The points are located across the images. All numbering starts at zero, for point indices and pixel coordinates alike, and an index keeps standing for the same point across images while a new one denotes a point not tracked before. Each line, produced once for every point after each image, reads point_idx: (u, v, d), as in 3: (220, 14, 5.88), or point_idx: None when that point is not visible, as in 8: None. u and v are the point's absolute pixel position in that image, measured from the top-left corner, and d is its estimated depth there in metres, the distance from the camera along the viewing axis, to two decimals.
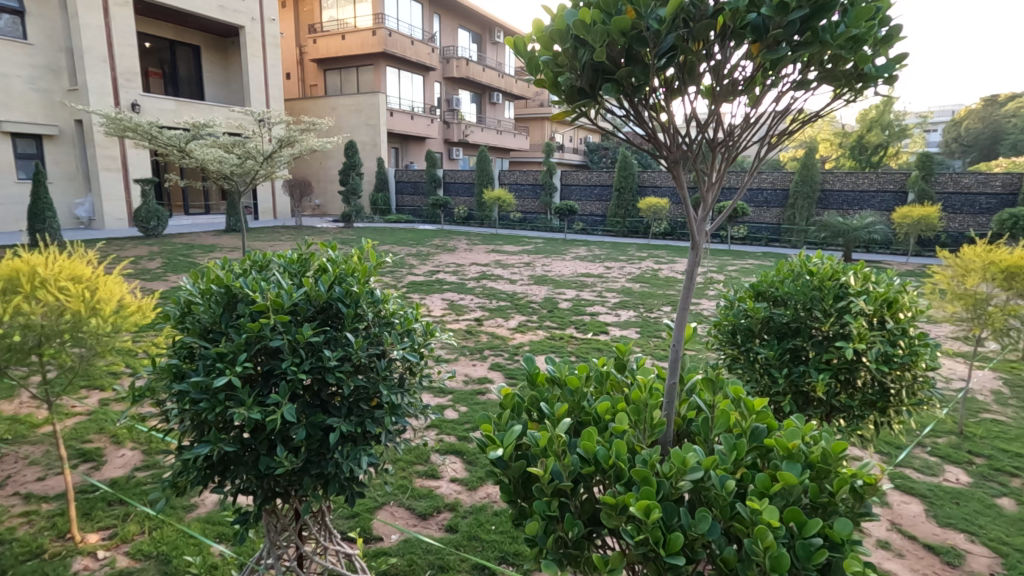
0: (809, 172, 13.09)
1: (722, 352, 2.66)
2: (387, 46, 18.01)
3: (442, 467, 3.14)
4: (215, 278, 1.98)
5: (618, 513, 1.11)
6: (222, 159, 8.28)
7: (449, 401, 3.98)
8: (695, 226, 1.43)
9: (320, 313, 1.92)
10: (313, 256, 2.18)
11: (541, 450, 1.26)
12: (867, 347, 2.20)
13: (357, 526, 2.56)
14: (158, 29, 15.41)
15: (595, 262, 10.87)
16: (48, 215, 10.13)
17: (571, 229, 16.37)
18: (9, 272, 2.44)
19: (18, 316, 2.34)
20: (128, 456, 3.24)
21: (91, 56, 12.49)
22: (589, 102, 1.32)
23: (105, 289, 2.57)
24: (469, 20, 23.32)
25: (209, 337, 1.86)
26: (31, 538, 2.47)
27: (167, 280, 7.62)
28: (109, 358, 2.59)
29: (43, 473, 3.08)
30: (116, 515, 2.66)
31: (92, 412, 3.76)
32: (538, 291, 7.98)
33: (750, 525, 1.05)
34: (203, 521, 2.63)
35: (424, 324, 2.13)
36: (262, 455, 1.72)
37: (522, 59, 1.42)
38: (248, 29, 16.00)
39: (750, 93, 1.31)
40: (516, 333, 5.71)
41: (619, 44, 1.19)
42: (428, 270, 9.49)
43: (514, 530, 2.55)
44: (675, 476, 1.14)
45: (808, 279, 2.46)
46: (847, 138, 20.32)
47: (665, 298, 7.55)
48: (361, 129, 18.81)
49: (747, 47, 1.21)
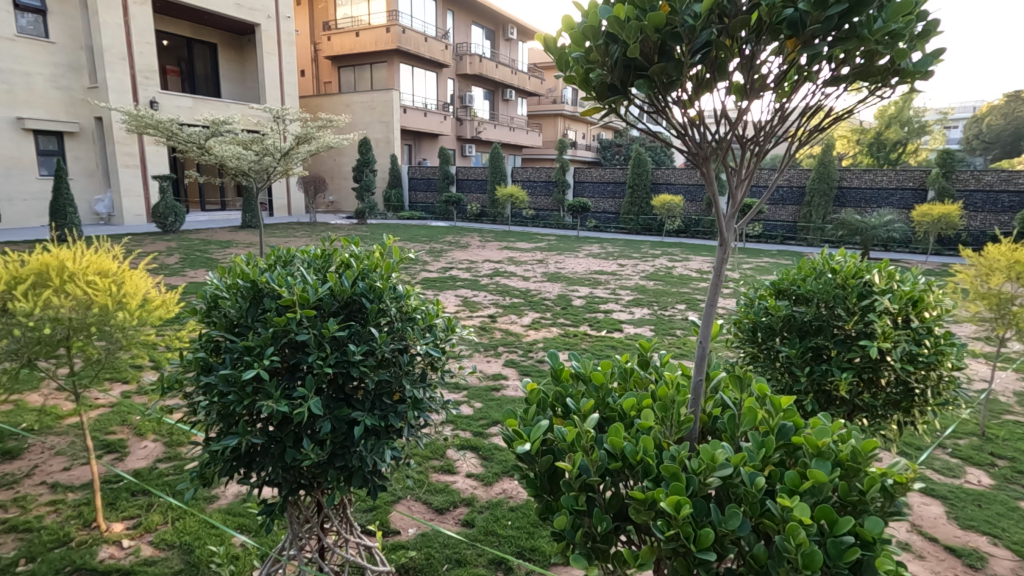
0: (826, 169, 12.91)
1: (742, 350, 2.64)
2: (400, 43, 18.06)
3: (458, 462, 3.17)
4: (241, 273, 2.02)
5: (647, 508, 1.12)
6: (240, 155, 8.39)
7: (465, 397, 4.01)
8: (724, 224, 1.42)
9: (344, 308, 1.94)
10: (336, 251, 2.20)
11: (569, 445, 1.27)
12: (891, 347, 2.18)
13: (375, 519, 2.59)
14: (176, 28, 15.60)
15: (608, 259, 10.82)
16: (69, 211, 10.32)
17: (584, 226, 16.30)
18: (39, 266, 2.51)
19: (48, 310, 2.39)
20: (150, 448, 3.30)
21: (111, 54, 12.67)
22: (619, 99, 1.32)
23: (130, 284, 2.62)
24: (482, 17, 23.30)
25: (235, 331, 1.89)
26: (58, 526, 2.53)
27: (185, 275, 7.73)
28: (132, 351, 2.62)
29: (69, 463, 3.14)
30: (140, 505, 2.72)
31: (115, 404, 3.84)
32: (551, 288, 7.98)
33: (780, 522, 1.06)
34: (224, 512, 2.67)
35: (445, 319, 2.13)
36: (288, 447, 1.74)
37: (552, 56, 1.43)
38: (264, 27, 16.14)
39: (780, 90, 1.30)
40: (529, 330, 5.73)
41: (653, 39, 1.19)
42: (441, 266, 9.53)
43: (531, 526, 2.56)
44: (704, 472, 1.14)
45: (831, 278, 2.44)
46: (865, 134, 20.01)
47: (678, 296, 7.51)
48: (375, 126, 18.89)
49: (780, 43, 1.21)
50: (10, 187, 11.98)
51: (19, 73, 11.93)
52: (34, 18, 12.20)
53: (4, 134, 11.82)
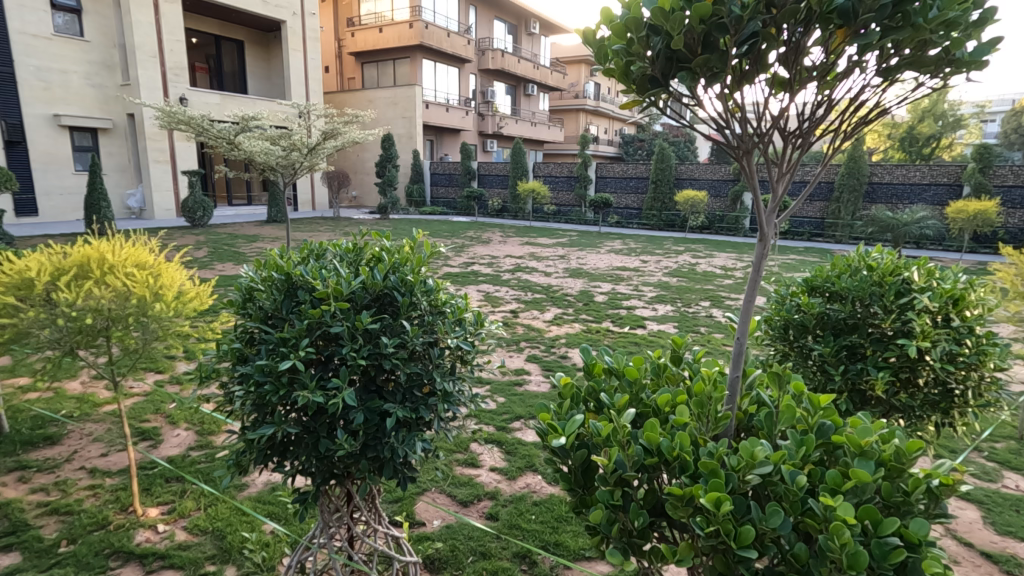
0: (856, 164, 12.57)
1: (772, 348, 2.60)
2: (423, 39, 18.12)
3: (482, 456, 3.18)
4: (275, 266, 2.05)
5: (685, 504, 1.12)
6: (267, 150, 8.51)
7: (488, 391, 4.02)
8: (765, 219, 1.40)
9: (376, 301, 1.96)
10: (367, 245, 2.22)
11: (605, 440, 1.28)
12: (931, 346, 2.12)
13: (401, 511, 2.62)
14: (204, 25, 15.87)
15: (630, 255, 10.74)
16: (103, 205, 10.60)
17: (606, 222, 16.20)
18: (80, 258, 2.60)
19: (89, 301, 2.45)
20: (182, 436, 3.39)
21: (142, 52, 12.97)
22: (659, 91, 1.31)
23: (166, 276, 2.68)
24: (505, 11, 23.21)
25: (270, 323, 1.92)
26: (97, 510, 2.62)
27: (215, 268, 7.92)
28: (167, 342, 2.70)
29: (106, 449, 3.25)
30: (174, 492, 2.79)
31: (150, 393, 3.95)
32: (572, 283, 7.95)
33: (822, 521, 1.04)
34: (255, 500, 2.73)
35: (475, 313, 2.14)
36: (323, 438, 1.77)
37: (591, 49, 1.43)
38: (290, 24, 16.33)
39: (824, 82, 1.28)
40: (552, 325, 5.72)
41: (697, 30, 1.17)
42: (464, 262, 9.57)
43: (556, 521, 2.56)
44: (744, 469, 1.13)
45: (867, 274, 2.39)
46: (897, 128, 19.46)
47: (702, 292, 7.42)
48: (398, 121, 19.02)
49: (829, 33, 1.18)
50: (47, 182, 12.37)
51: (55, 71, 12.28)
52: (70, 18, 12.55)
53: (41, 130, 12.17)
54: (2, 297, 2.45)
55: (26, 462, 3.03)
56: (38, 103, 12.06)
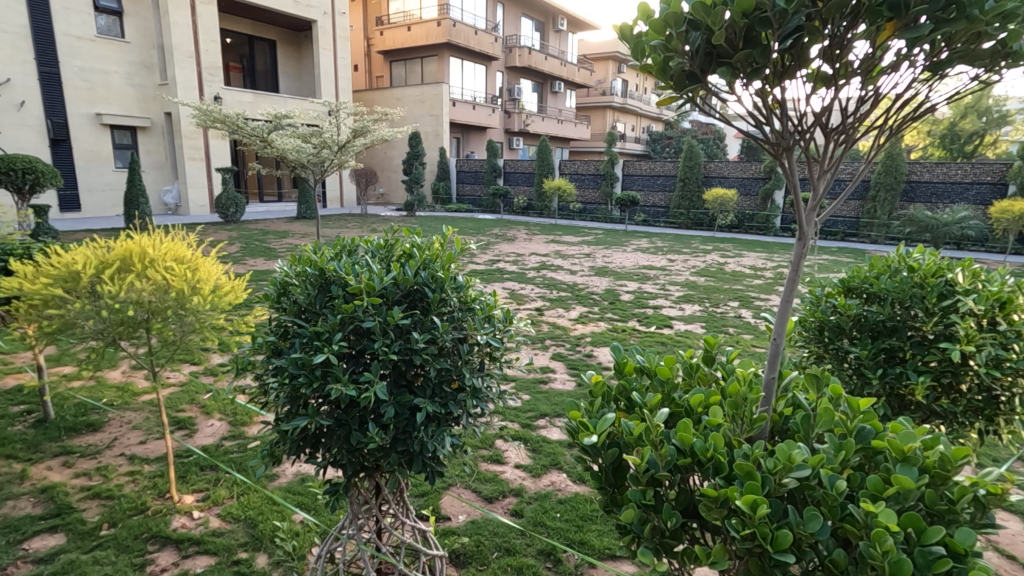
0: (894, 162, 12.17)
1: (807, 350, 2.54)
2: (450, 37, 18.23)
3: (506, 453, 3.20)
4: (310, 261, 2.09)
5: (719, 506, 1.10)
6: (299, 148, 8.67)
7: (513, 388, 4.03)
8: (805, 217, 1.37)
9: (406, 296, 1.97)
10: (398, 241, 2.25)
11: (636, 439, 1.26)
12: (975, 350, 2.04)
13: (427, 504, 2.64)
14: (238, 25, 16.25)
15: (657, 254, 10.60)
16: (141, 201, 10.96)
17: (632, 220, 16.04)
18: (123, 252, 2.69)
19: (130, 293, 2.53)
20: (216, 426, 3.48)
21: (180, 52, 13.34)
22: (697, 86, 1.30)
23: (203, 270, 2.77)
24: (532, 9, 23.18)
25: (303, 316, 1.96)
26: (136, 495, 2.72)
27: (247, 263, 8.10)
28: (203, 334, 2.77)
29: (144, 437, 3.36)
30: (208, 480, 2.88)
31: (185, 384, 4.07)
32: (598, 282, 7.89)
33: (864, 528, 1.02)
34: (285, 490, 2.79)
35: (503, 310, 2.15)
36: (354, 431, 1.80)
37: (627, 44, 1.43)
38: (320, 23, 16.57)
39: (869, 76, 1.25)
40: (577, 324, 5.69)
41: (739, 24, 1.15)
42: (489, 259, 9.60)
43: (581, 520, 2.54)
44: (780, 472, 1.11)
45: (908, 276, 2.32)
46: (937, 125, 18.80)
47: (731, 292, 7.30)
48: (425, 119, 19.16)
49: (878, 27, 1.15)
50: (89, 179, 12.83)
51: (97, 71, 12.71)
52: (112, 19, 12.97)
53: (84, 129, 12.61)
54: (51, 289, 2.55)
55: (70, 448, 3.16)
56: (81, 102, 12.49)
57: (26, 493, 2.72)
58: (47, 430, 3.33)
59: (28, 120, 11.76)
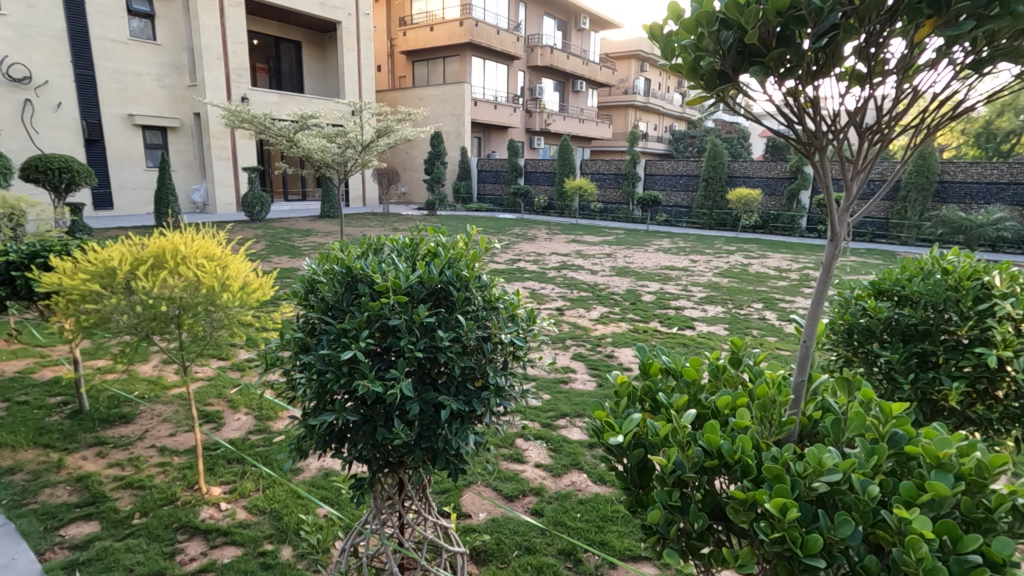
0: (926, 162, 11.85)
1: (835, 353, 2.49)
2: (472, 37, 18.30)
3: (527, 452, 3.21)
4: (337, 259, 2.12)
5: (747, 509, 1.10)
6: (324, 147, 8.80)
7: (533, 388, 4.04)
8: (837, 219, 1.35)
9: (431, 295, 1.99)
10: (423, 239, 2.28)
11: (663, 440, 1.26)
12: (1012, 356, 1.98)
13: (449, 501, 2.66)
14: (265, 27, 16.56)
15: (679, 255, 10.49)
16: (171, 200, 11.23)
17: (654, 220, 15.91)
18: (156, 250, 2.77)
19: (164, 289, 2.61)
20: (242, 420, 3.56)
21: (209, 54, 13.65)
22: (728, 86, 1.29)
23: (232, 268, 2.84)
24: (554, 8, 23.14)
25: (330, 314, 1.99)
26: (166, 486, 2.80)
27: (272, 261, 8.24)
28: (231, 330, 2.83)
29: (174, 429, 3.45)
30: (235, 472, 2.94)
31: (212, 378, 4.17)
32: (619, 282, 7.84)
33: (897, 534, 1.00)
34: (309, 484, 2.83)
35: (527, 310, 2.16)
36: (380, 426, 1.82)
37: (657, 45, 1.43)
38: (345, 24, 16.77)
39: (906, 75, 1.23)
40: (598, 324, 5.68)
41: (773, 23, 1.14)
42: (510, 258, 9.61)
43: (602, 521, 2.54)
44: (810, 476, 1.10)
45: (941, 278, 2.26)
46: (971, 124, 18.26)
47: (755, 294, 7.18)
48: (447, 119, 19.26)
49: (915, 26, 1.14)
50: (121, 178, 13.19)
51: (130, 73, 13.05)
52: (145, 22, 13.33)
53: (117, 129, 12.98)
54: (88, 285, 2.62)
55: (104, 439, 3.26)
56: (115, 103, 12.84)
57: (62, 481, 2.82)
58: (82, 421, 3.44)
59: (65, 120, 12.15)
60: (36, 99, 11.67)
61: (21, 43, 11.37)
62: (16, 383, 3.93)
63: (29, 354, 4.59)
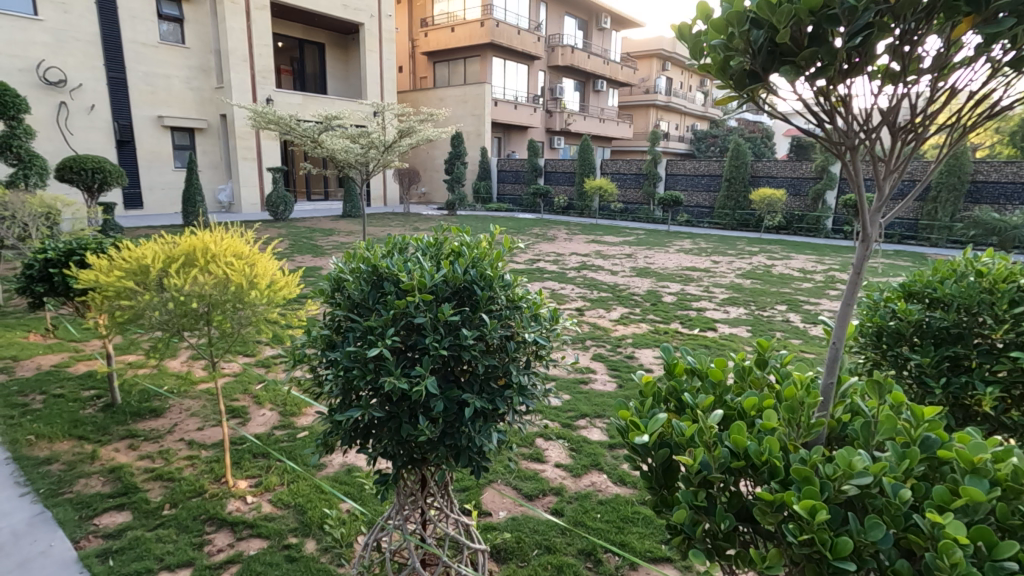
0: (959, 161, 11.54)
1: (863, 356, 2.44)
2: (493, 37, 18.36)
3: (547, 451, 3.21)
4: (363, 258, 2.15)
5: (775, 511, 1.10)
6: (348, 148, 8.92)
7: (554, 388, 4.04)
8: (868, 219, 1.33)
9: (455, 294, 2.01)
10: (448, 239, 2.30)
11: (688, 440, 1.26)
12: None
13: (469, 499, 2.69)
14: (289, 29, 16.83)
15: (701, 256, 10.39)
16: (198, 200, 11.48)
17: (675, 221, 15.77)
18: (187, 248, 2.86)
19: (194, 287, 2.67)
20: (267, 416, 3.63)
21: (235, 56, 13.93)
22: (757, 86, 1.29)
23: (260, 266, 2.90)
24: (575, 7, 23.08)
25: (356, 311, 2.02)
26: (194, 479, 2.87)
27: (296, 260, 8.38)
28: (258, 328, 2.89)
29: (202, 424, 3.53)
30: (260, 467, 3.01)
31: (238, 374, 4.26)
32: (640, 283, 7.81)
33: (930, 539, 0.99)
34: (332, 479, 2.88)
35: (550, 309, 2.16)
36: (404, 423, 1.84)
37: (685, 45, 1.43)
38: (367, 26, 16.97)
39: (941, 72, 1.21)
40: (618, 325, 5.67)
41: (805, 23, 1.14)
42: (530, 258, 9.61)
43: (621, 522, 2.53)
44: (840, 479, 1.09)
45: (976, 280, 2.21)
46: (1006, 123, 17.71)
47: (778, 296, 7.07)
48: (467, 119, 19.36)
49: (952, 24, 1.12)
50: (150, 178, 13.53)
51: (160, 76, 13.38)
52: (174, 26, 13.65)
53: (147, 130, 13.31)
54: (123, 282, 2.70)
55: (135, 431, 3.35)
56: (146, 105, 13.18)
57: (96, 472, 2.91)
58: (114, 414, 3.55)
59: (97, 122, 12.51)
60: (71, 102, 12.04)
61: (57, 47, 11.75)
62: (52, 376, 4.07)
63: (64, 349, 4.74)
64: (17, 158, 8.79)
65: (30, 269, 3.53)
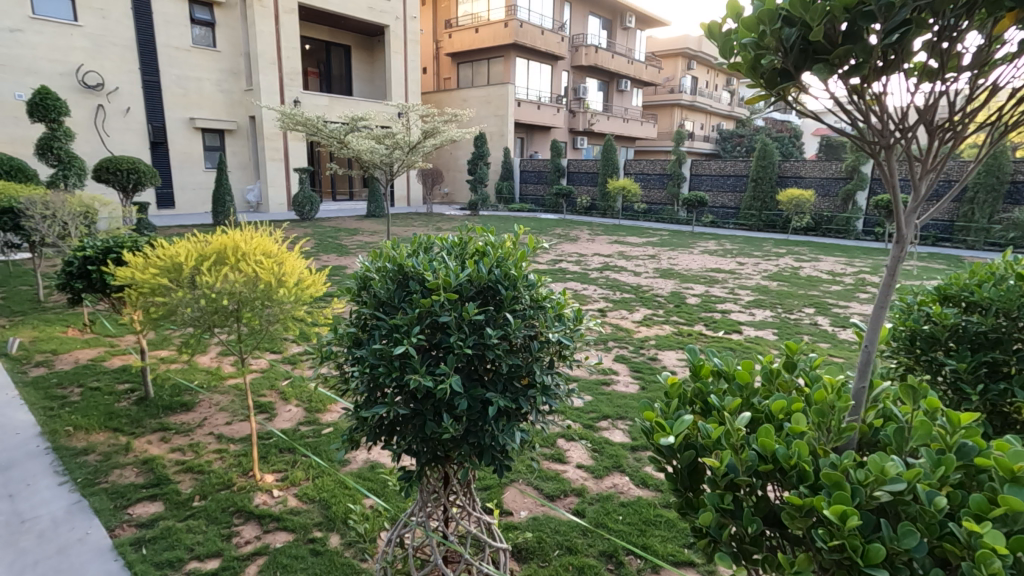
0: (998, 162, 11.15)
1: (895, 361, 2.38)
2: (517, 38, 18.39)
3: (568, 452, 3.21)
4: (389, 257, 2.18)
5: (803, 515, 1.09)
6: (373, 148, 9.04)
7: (576, 388, 4.03)
8: (903, 219, 1.29)
9: (480, 293, 2.01)
10: (472, 238, 2.31)
11: (714, 442, 1.25)
12: None
13: (491, 498, 2.70)
14: (316, 32, 17.12)
15: (726, 257, 10.25)
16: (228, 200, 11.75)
17: (699, 221, 15.57)
18: (218, 246, 2.93)
19: (225, 284, 2.74)
20: (293, 412, 3.70)
21: (264, 59, 14.23)
22: (789, 85, 1.27)
23: (288, 264, 2.96)
24: (600, 7, 22.95)
25: (382, 309, 2.04)
26: (223, 471, 2.94)
27: (321, 259, 8.51)
28: (285, 325, 2.95)
29: (230, 418, 3.62)
30: (286, 461, 3.07)
31: (265, 370, 4.35)
32: (663, 284, 7.73)
33: (966, 548, 0.97)
34: (356, 475, 2.92)
35: (574, 310, 2.16)
36: (429, 421, 1.85)
37: (715, 43, 1.41)
38: (393, 28, 17.15)
39: (984, 67, 1.17)
40: (640, 326, 5.63)
41: (840, 19, 1.12)
42: (552, 259, 9.60)
43: (643, 524, 2.51)
44: (872, 484, 1.07)
45: (1016, 284, 2.14)
46: None
47: (806, 298, 6.93)
48: (491, 120, 19.43)
49: (992, 19, 1.09)
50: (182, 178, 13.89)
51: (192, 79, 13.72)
52: (206, 30, 13.95)
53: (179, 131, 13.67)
54: (158, 279, 2.78)
55: (167, 425, 3.45)
56: (178, 108, 13.53)
57: (130, 463, 3.01)
58: (147, 407, 3.66)
59: (132, 124, 12.91)
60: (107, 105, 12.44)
61: (95, 52, 12.15)
62: (89, 370, 4.21)
63: (100, 343, 4.90)
64: (57, 159, 9.09)
65: (69, 266, 3.66)
